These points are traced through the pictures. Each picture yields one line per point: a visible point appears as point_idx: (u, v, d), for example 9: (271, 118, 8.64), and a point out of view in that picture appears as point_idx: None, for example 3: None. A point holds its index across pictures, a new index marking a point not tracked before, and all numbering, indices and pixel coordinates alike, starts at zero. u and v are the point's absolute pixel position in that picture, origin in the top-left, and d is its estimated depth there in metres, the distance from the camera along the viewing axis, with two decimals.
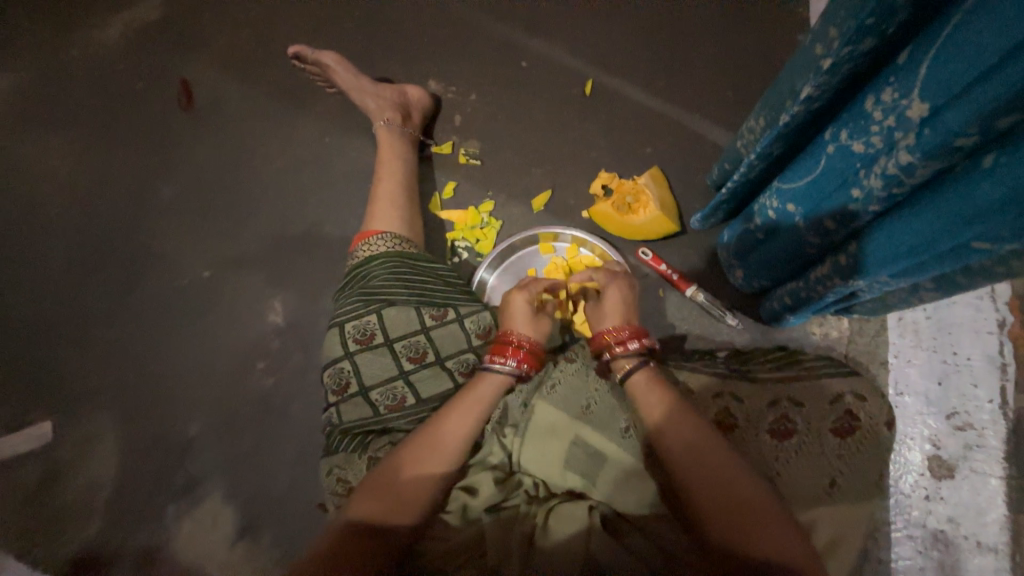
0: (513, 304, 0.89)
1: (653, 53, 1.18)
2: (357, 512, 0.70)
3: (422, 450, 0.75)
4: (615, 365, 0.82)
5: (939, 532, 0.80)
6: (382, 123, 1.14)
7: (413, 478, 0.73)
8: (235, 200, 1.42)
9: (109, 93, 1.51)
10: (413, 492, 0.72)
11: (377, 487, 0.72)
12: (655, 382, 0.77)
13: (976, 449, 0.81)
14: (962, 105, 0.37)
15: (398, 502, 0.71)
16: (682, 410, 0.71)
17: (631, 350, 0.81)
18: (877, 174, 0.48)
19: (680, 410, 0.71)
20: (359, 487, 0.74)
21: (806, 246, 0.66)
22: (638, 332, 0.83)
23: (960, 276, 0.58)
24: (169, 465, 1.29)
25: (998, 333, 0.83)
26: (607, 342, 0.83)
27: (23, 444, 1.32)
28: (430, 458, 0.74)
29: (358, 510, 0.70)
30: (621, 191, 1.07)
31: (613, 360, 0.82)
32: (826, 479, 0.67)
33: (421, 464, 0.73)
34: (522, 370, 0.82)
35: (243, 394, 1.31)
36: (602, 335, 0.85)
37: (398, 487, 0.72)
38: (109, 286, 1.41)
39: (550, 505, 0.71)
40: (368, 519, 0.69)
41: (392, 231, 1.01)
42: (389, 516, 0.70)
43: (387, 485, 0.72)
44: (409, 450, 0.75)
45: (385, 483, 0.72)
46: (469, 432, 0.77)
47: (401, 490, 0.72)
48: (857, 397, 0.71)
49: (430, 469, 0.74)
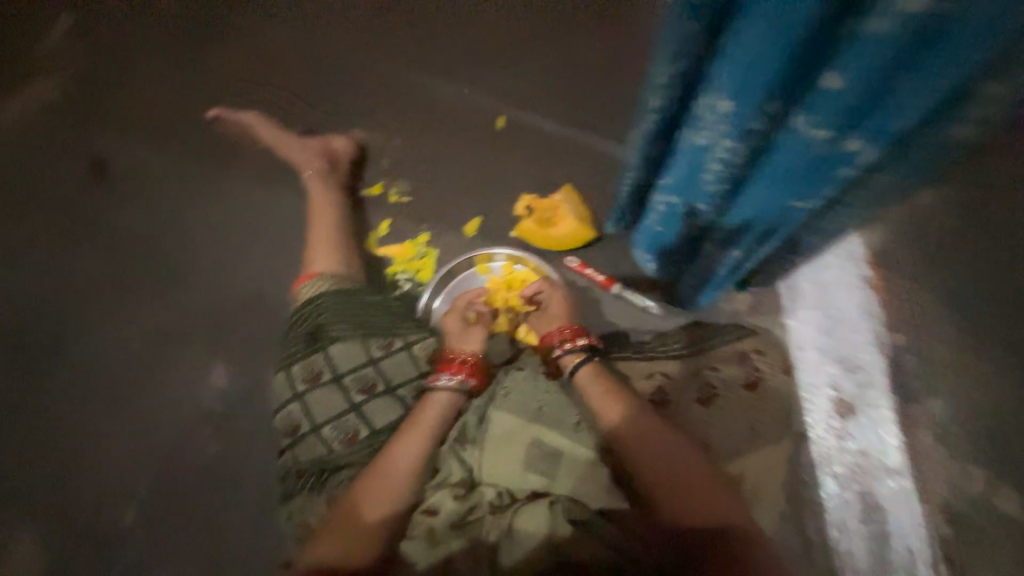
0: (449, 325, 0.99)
1: (553, 87, 1.33)
2: (329, 551, 0.72)
3: (382, 480, 0.76)
4: (565, 362, 0.87)
5: (854, 465, 0.91)
6: (311, 174, 1.21)
7: (377, 511, 0.74)
8: (162, 268, 1.39)
9: (15, 175, 1.46)
10: (379, 520, 0.74)
11: (342, 525, 0.73)
12: (598, 374, 0.84)
13: (868, 386, 0.93)
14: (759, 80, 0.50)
15: (355, 543, 0.72)
16: (622, 400, 0.79)
17: (575, 346, 0.87)
18: (720, 153, 0.60)
19: (621, 400, 0.79)
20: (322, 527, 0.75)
21: (692, 229, 0.78)
22: (580, 331, 0.90)
23: (809, 234, 0.72)
24: (101, 567, 1.16)
25: (866, 285, 0.96)
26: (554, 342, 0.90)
27: None
28: (391, 487, 0.76)
29: (318, 554, 0.72)
30: (540, 209, 1.19)
31: (561, 357, 0.88)
32: (747, 430, 0.77)
33: (383, 494, 0.75)
34: (466, 382, 0.87)
35: (186, 468, 1.23)
36: (547, 335, 0.92)
37: (363, 519, 0.74)
38: (20, 377, 1.30)
39: (512, 514, 0.73)
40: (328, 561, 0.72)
41: (331, 270, 1.04)
42: (347, 558, 0.71)
43: (351, 521, 0.73)
44: (368, 482, 0.76)
45: (339, 525, 0.73)
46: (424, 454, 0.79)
47: (367, 522, 0.74)
48: (754, 351, 0.84)
49: (393, 497, 0.76)
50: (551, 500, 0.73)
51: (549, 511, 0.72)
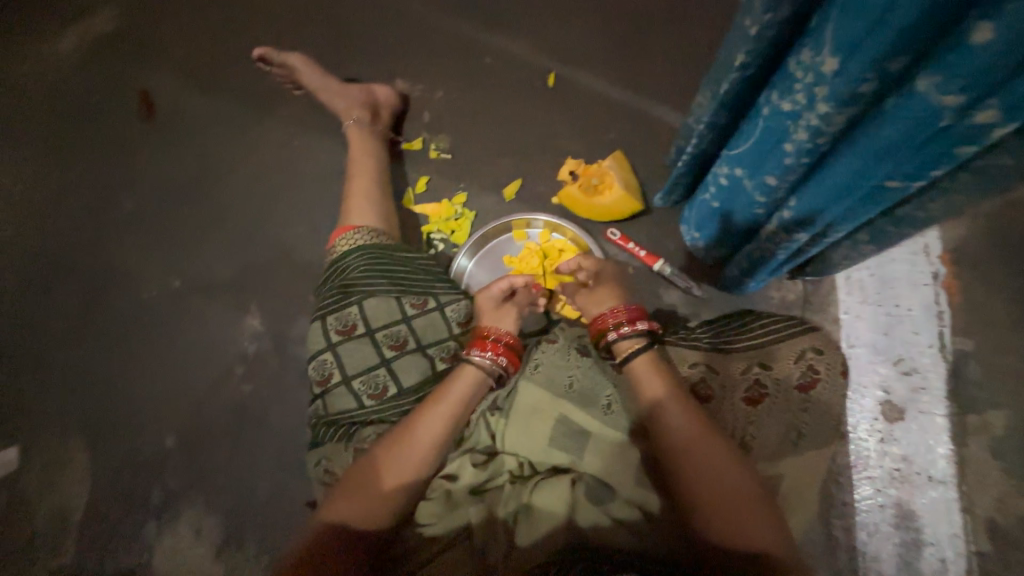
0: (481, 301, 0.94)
1: (609, 45, 1.24)
2: (339, 513, 0.72)
3: (401, 451, 0.75)
4: (620, 347, 0.82)
5: (894, 471, 0.86)
6: (351, 123, 1.16)
7: (394, 479, 0.74)
8: (201, 209, 1.41)
9: (65, 107, 1.48)
10: (394, 490, 0.73)
11: (357, 488, 0.73)
12: (657, 365, 0.78)
13: (922, 391, 0.88)
14: (860, 55, 0.42)
15: (378, 505, 0.72)
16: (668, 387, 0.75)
17: (634, 331, 0.82)
18: (802, 127, 0.53)
19: (666, 386, 0.75)
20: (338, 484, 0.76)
21: (754, 206, 0.71)
22: (636, 314, 0.84)
23: (889, 226, 0.65)
24: (142, 484, 1.25)
25: (933, 284, 0.91)
26: (609, 324, 0.84)
27: None
28: (410, 458, 0.75)
29: (340, 512, 0.72)
30: (587, 175, 1.12)
31: (617, 341, 0.82)
32: (792, 433, 0.72)
33: (402, 465, 0.74)
34: (500, 364, 0.84)
35: (219, 403, 1.29)
36: (602, 318, 0.86)
37: (379, 485, 0.73)
38: (71, 302, 1.38)
39: (530, 486, 0.74)
40: (349, 519, 0.72)
41: (367, 224, 1.03)
42: (367, 519, 0.72)
43: (367, 485, 0.73)
44: (387, 450, 0.76)
45: (365, 486, 0.73)
46: (447, 430, 0.78)
47: (382, 490, 0.73)
48: (814, 351, 0.75)
49: (412, 468, 0.75)
50: (572, 478, 0.74)
51: (569, 489, 0.72)
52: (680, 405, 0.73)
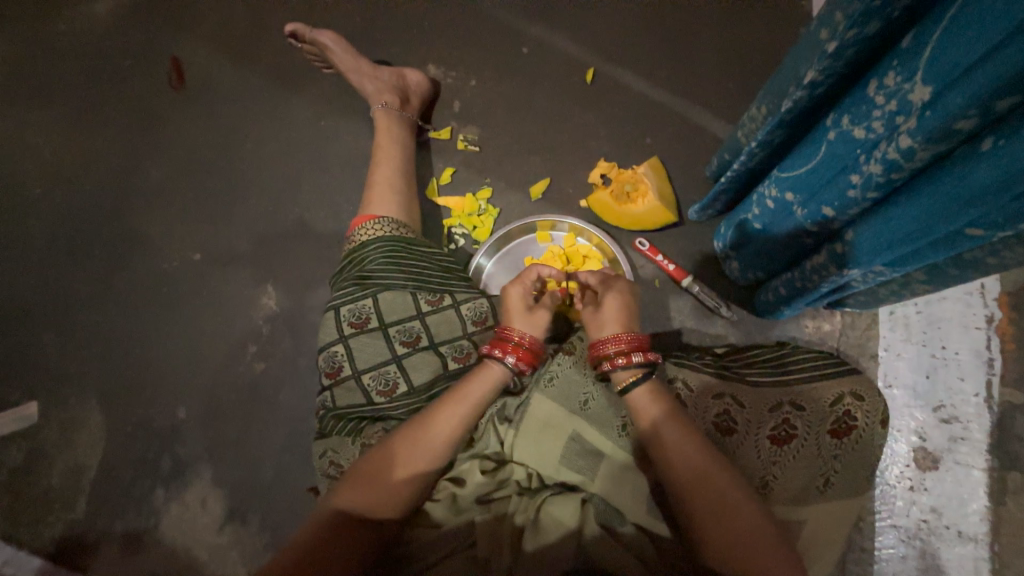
0: (510, 298, 0.87)
1: (655, 42, 1.17)
2: (348, 504, 0.70)
3: (418, 442, 0.73)
4: (615, 377, 0.77)
5: (922, 522, 0.82)
6: (380, 106, 1.12)
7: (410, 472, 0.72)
8: (225, 184, 1.40)
9: (97, 70, 1.48)
10: (407, 482, 0.71)
11: (369, 479, 0.71)
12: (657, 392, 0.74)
13: (960, 441, 0.82)
14: (962, 87, 0.37)
15: (387, 495, 0.70)
16: (678, 420, 0.70)
17: (631, 363, 0.76)
18: (877, 159, 0.47)
19: (677, 420, 0.70)
20: (348, 473, 0.73)
21: (802, 234, 0.66)
22: (637, 344, 0.78)
23: (952, 269, 0.61)
24: (154, 451, 1.28)
25: (985, 328, 0.84)
26: (607, 355, 0.78)
27: None
28: (425, 452, 0.73)
29: (348, 497, 0.70)
30: (620, 180, 1.05)
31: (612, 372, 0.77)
32: (819, 480, 0.67)
33: (417, 459, 0.72)
34: (518, 368, 0.80)
35: (232, 380, 1.30)
36: (600, 344, 0.80)
37: (391, 479, 0.71)
38: (95, 267, 1.40)
39: (539, 503, 0.71)
40: (357, 505, 0.69)
41: (389, 215, 1.00)
42: (374, 510, 0.70)
43: (381, 477, 0.71)
44: (403, 441, 0.73)
45: (375, 474, 0.71)
46: (464, 423, 0.75)
47: (397, 480, 0.71)
48: (855, 398, 0.69)
49: (427, 463, 0.73)
50: (583, 499, 0.71)
51: (580, 509, 0.70)
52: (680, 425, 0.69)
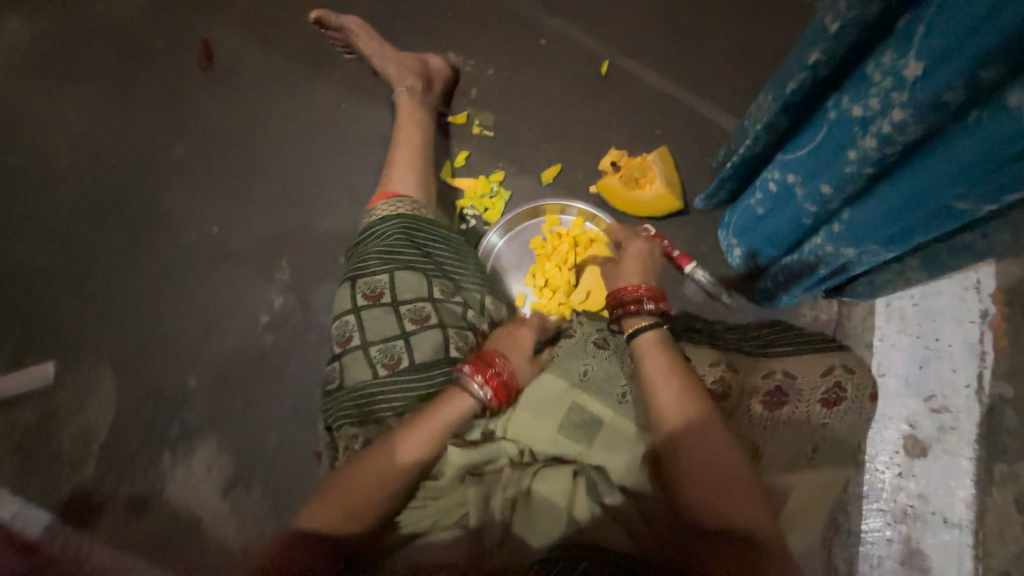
0: None
1: (669, 39, 1.21)
2: (348, 479, 0.74)
3: (418, 427, 0.77)
4: (628, 322, 0.84)
5: (908, 507, 0.88)
6: (403, 89, 1.16)
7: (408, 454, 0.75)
8: (245, 161, 1.45)
9: (127, 47, 1.53)
10: (404, 463, 0.75)
11: (370, 458, 0.75)
12: (662, 348, 0.79)
13: (950, 431, 0.84)
14: (953, 60, 0.40)
15: (347, 517, 0.72)
16: (678, 381, 0.73)
17: (642, 310, 0.82)
18: (872, 134, 0.50)
19: (675, 381, 0.73)
20: (315, 494, 0.76)
21: (801, 216, 0.69)
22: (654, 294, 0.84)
23: (944, 254, 0.64)
24: (165, 415, 1.32)
25: (980, 322, 0.83)
26: (621, 300, 0.85)
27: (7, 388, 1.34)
28: (385, 476, 0.74)
29: (310, 516, 0.73)
30: (629, 167, 1.09)
31: (625, 317, 0.84)
32: (808, 447, 0.70)
33: (369, 487, 0.73)
34: (492, 403, 0.79)
35: (243, 349, 1.34)
36: (619, 291, 0.86)
37: (356, 495, 0.73)
38: (116, 235, 1.45)
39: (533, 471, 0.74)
40: (319, 525, 0.72)
41: (409, 195, 1.03)
42: (335, 528, 0.71)
43: (381, 456, 0.75)
44: (364, 460, 0.75)
45: (341, 492, 0.73)
46: (427, 446, 0.76)
47: (394, 460, 0.75)
48: (845, 369, 0.72)
49: (383, 486, 0.73)
50: (575, 470, 0.75)
51: (571, 482, 0.73)
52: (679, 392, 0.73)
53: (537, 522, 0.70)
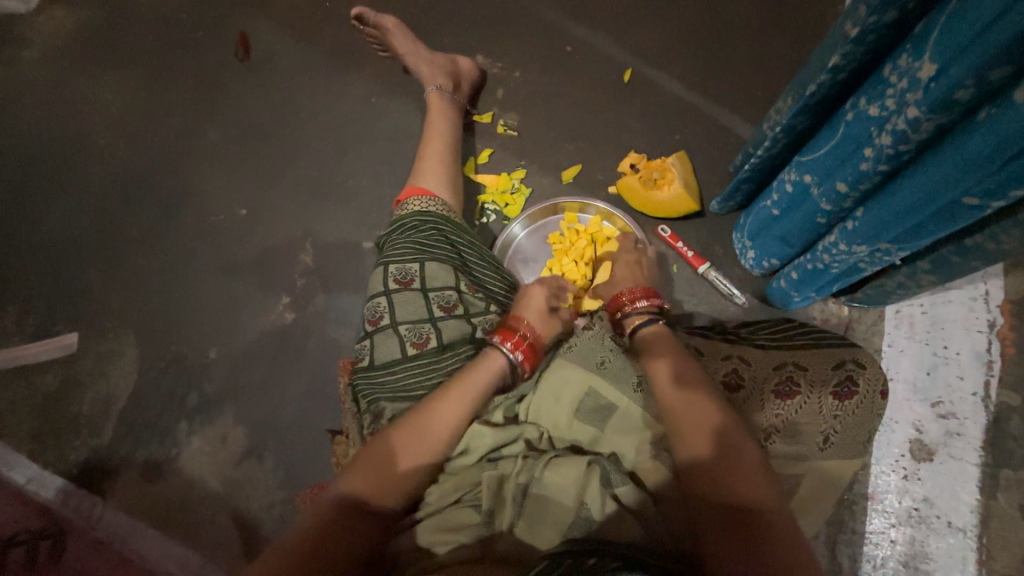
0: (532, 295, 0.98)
1: (690, 49, 1.26)
2: (394, 442, 0.77)
3: (455, 395, 0.82)
4: (627, 321, 0.92)
5: (912, 511, 0.86)
6: (434, 88, 1.22)
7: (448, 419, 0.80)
8: (275, 148, 1.50)
9: (170, 37, 1.61)
10: (445, 430, 0.79)
11: (414, 424, 0.79)
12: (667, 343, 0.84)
13: (956, 436, 0.86)
14: (963, 60, 0.43)
15: (387, 482, 0.75)
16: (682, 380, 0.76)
17: (637, 308, 0.91)
18: (887, 132, 0.53)
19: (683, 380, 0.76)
20: (351, 463, 0.77)
21: (816, 215, 0.72)
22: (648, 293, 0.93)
23: (954, 256, 0.67)
24: (181, 388, 1.35)
25: (987, 332, 0.87)
26: (621, 302, 0.94)
27: (36, 354, 1.39)
28: (425, 440, 0.78)
29: (350, 482, 0.74)
30: (648, 169, 1.13)
31: (625, 317, 0.92)
32: (820, 436, 0.71)
33: (408, 452, 0.77)
34: (521, 365, 0.90)
35: (262, 328, 1.38)
36: (618, 295, 0.95)
37: (395, 461, 0.76)
38: (147, 213, 1.50)
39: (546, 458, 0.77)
40: (359, 491, 0.73)
41: (440, 196, 1.08)
42: (374, 495, 0.74)
43: (423, 423, 0.79)
44: (403, 429, 0.78)
45: (380, 460, 0.76)
46: (462, 415, 0.81)
47: (438, 425, 0.80)
48: (857, 364, 0.73)
49: (423, 451, 0.78)
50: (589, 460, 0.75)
51: (584, 470, 0.73)
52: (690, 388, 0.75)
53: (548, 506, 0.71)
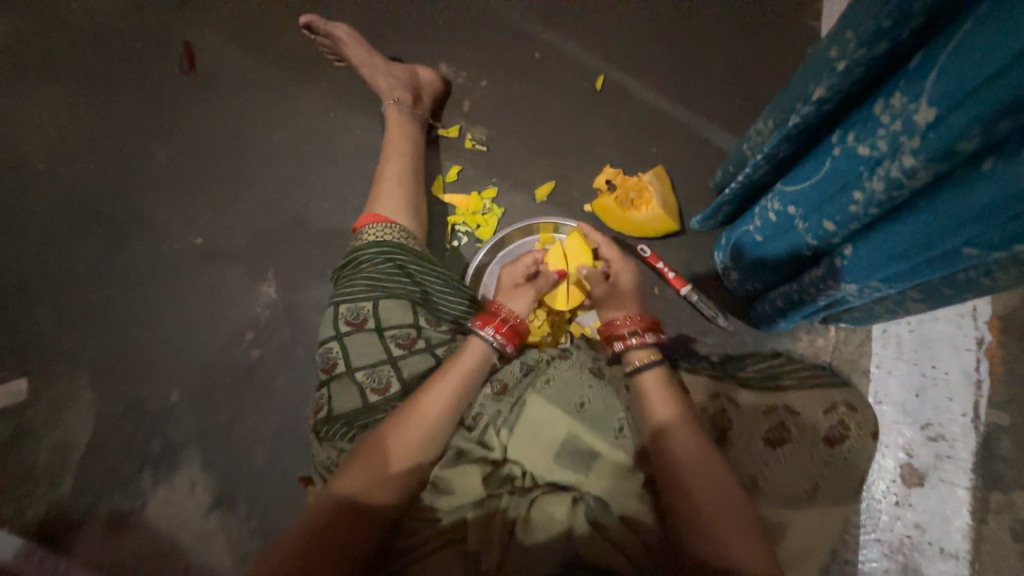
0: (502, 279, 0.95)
1: (665, 54, 1.19)
2: (384, 434, 0.74)
3: (443, 378, 0.79)
4: (628, 357, 0.82)
5: (905, 538, 0.87)
6: (392, 102, 1.13)
7: (434, 404, 0.77)
8: (229, 170, 1.40)
9: (107, 50, 1.47)
10: (435, 410, 0.76)
11: (401, 414, 0.76)
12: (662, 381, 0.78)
13: (946, 460, 0.87)
14: (964, 111, 0.38)
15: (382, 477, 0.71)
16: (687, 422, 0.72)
17: (643, 342, 0.82)
18: (879, 176, 0.49)
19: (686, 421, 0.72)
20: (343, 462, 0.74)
21: (802, 248, 0.68)
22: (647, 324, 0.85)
23: (945, 289, 0.62)
24: (143, 434, 1.27)
25: (975, 350, 0.88)
26: (619, 333, 0.85)
27: None
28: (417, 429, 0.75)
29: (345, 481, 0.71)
30: (624, 187, 1.09)
31: (626, 352, 0.83)
32: (808, 483, 0.69)
33: (408, 436, 0.74)
34: (500, 343, 0.84)
35: (227, 365, 1.30)
36: (614, 323, 0.87)
37: (388, 461, 0.72)
38: (93, 245, 1.39)
39: (531, 499, 0.72)
40: (352, 486, 0.70)
41: (400, 222, 1.00)
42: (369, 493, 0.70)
43: (411, 412, 0.76)
44: (394, 422, 0.75)
45: (371, 450, 0.73)
46: (452, 401, 0.78)
47: (427, 410, 0.76)
48: (847, 407, 0.73)
49: (419, 441, 0.75)
50: (575, 496, 0.72)
51: (570, 509, 0.70)
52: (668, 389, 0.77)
53: (538, 551, 0.67)
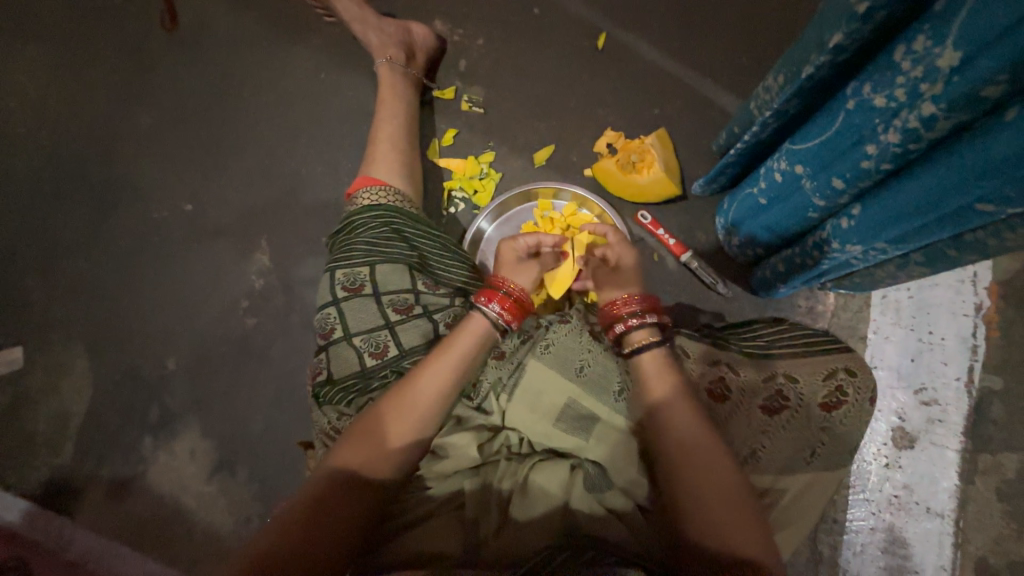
0: (503, 254, 0.89)
1: (671, 10, 1.14)
2: (381, 410, 0.71)
3: (440, 359, 0.75)
4: (630, 338, 0.78)
5: (893, 497, 0.92)
6: (384, 61, 1.08)
7: (431, 384, 0.73)
8: (217, 133, 1.35)
9: (82, 4, 1.40)
10: (432, 392, 0.73)
11: (393, 396, 0.72)
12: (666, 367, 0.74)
13: (938, 423, 0.90)
14: (995, 51, 0.36)
15: (379, 457, 0.69)
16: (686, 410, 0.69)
17: (645, 323, 0.78)
18: (896, 128, 0.47)
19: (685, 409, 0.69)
20: (342, 435, 0.72)
21: (807, 210, 0.66)
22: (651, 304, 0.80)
23: (950, 251, 0.61)
24: (141, 401, 1.27)
25: (973, 315, 0.90)
26: (619, 316, 0.80)
27: None
28: (409, 413, 0.71)
29: (342, 455, 0.69)
30: (626, 151, 1.06)
31: (626, 333, 0.78)
32: (807, 451, 0.71)
33: (405, 417, 0.71)
34: (504, 320, 0.80)
35: (222, 333, 1.29)
36: (613, 305, 0.81)
37: (385, 441, 0.70)
38: (79, 212, 1.36)
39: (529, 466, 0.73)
40: (350, 463, 0.68)
41: (395, 185, 0.97)
42: (364, 470, 0.68)
43: (406, 390, 0.72)
44: (387, 403, 0.72)
45: (366, 428, 0.71)
46: (448, 385, 0.74)
47: (421, 393, 0.72)
48: (847, 373, 0.73)
49: (417, 420, 0.72)
50: (571, 465, 0.73)
51: (569, 475, 0.72)
52: (675, 379, 0.72)
53: (534, 516, 0.69)
